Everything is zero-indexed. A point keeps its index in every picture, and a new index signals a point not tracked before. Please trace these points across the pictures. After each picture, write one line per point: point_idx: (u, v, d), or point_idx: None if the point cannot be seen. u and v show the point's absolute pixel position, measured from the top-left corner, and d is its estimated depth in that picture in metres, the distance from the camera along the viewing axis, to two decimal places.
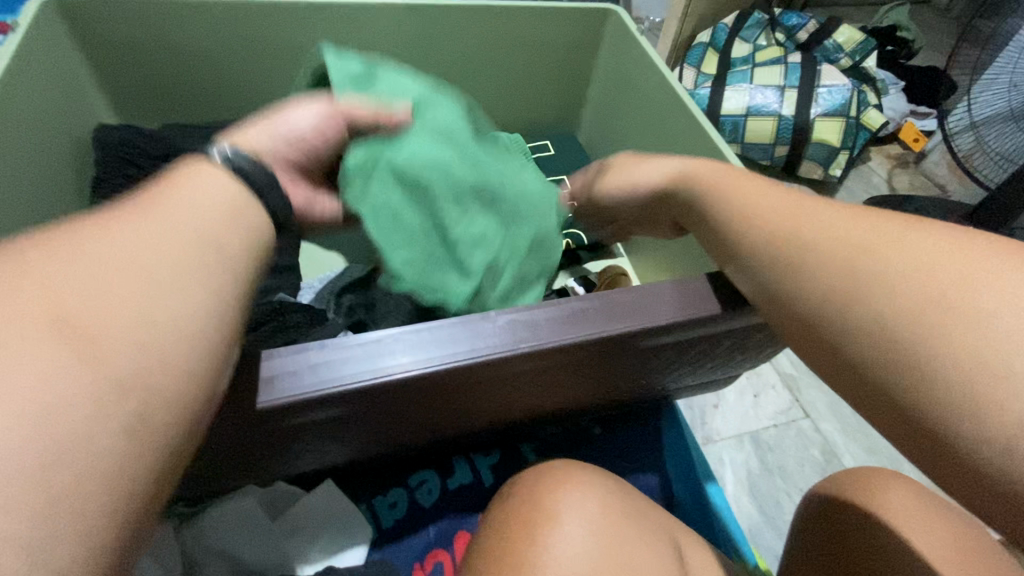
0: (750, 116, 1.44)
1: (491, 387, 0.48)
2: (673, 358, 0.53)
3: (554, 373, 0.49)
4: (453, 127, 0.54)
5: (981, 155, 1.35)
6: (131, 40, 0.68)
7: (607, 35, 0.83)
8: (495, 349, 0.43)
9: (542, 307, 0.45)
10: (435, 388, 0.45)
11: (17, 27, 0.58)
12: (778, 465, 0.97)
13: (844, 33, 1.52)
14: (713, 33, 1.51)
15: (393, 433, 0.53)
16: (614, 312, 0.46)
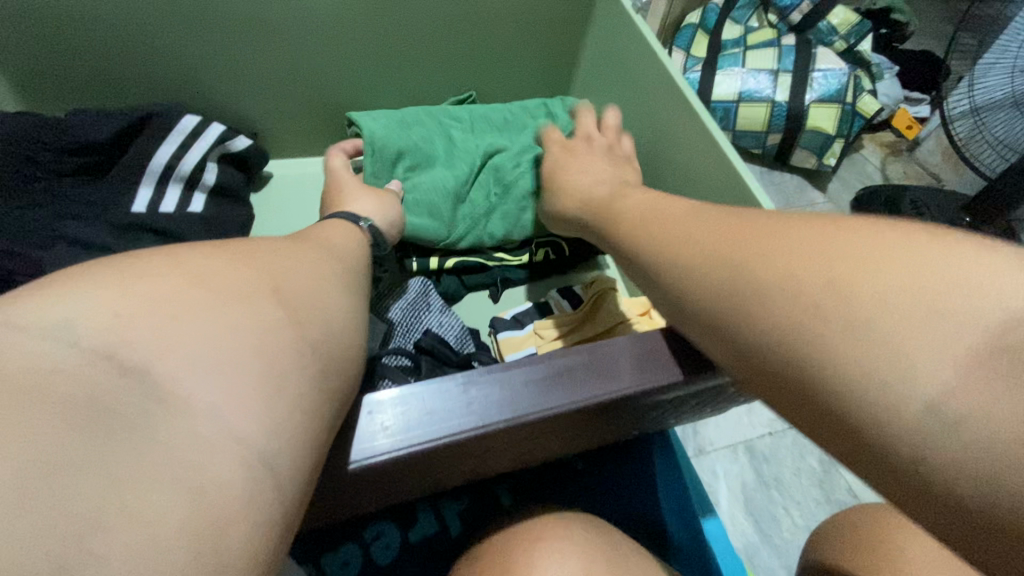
0: (741, 102, 1.37)
1: (466, 457, 0.41)
2: (673, 405, 0.47)
3: (538, 437, 0.43)
4: (451, 175, 0.72)
5: (981, 141, 1.29)
6: (30, 12, 0.58)
7: (594, 14, 0.75)
8: (472, 424, 0.36)
9: (523, 367, 0.39)
10: (401, 468, 0.38)
11: None
12: (774, 478, 0.91)
13: (838, 14, 1.45)
14: (703, 13, 1.38)
15: (344, 504, 0.44)
16: (602, 371, 0.39)
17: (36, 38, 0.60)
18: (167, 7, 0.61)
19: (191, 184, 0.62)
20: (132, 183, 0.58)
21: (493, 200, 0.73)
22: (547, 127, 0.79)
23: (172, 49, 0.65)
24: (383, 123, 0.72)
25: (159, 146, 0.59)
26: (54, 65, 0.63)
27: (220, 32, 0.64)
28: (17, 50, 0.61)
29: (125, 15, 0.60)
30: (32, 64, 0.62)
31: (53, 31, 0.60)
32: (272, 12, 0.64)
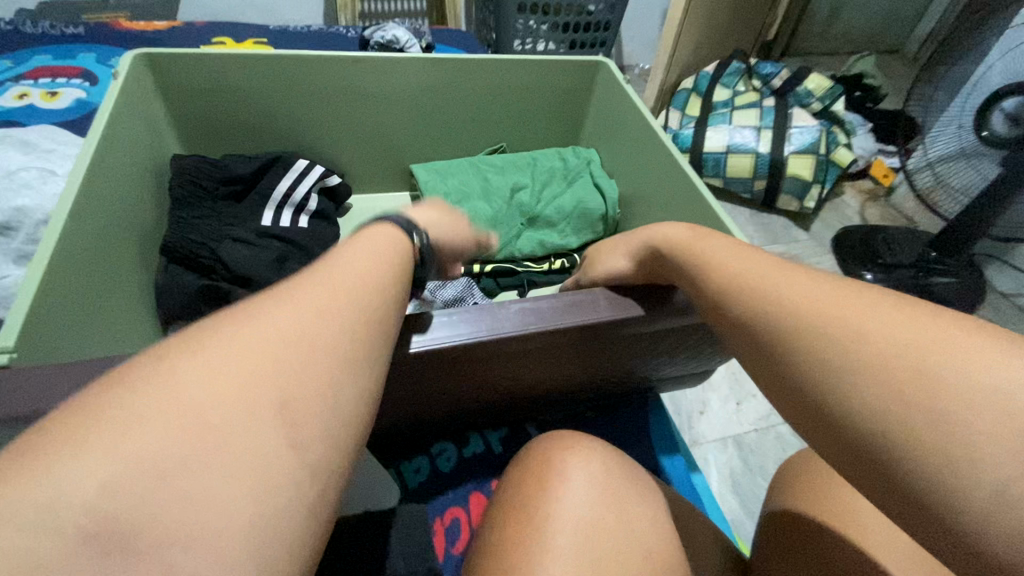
0: (729, 154, 1.59)
1: (502, 363, 0.58)
2: (653, 347, 0.64)
3: (554, 354, 0.60)
4: (489, 210, 0.94)
5: (943, 190, 1.49)
6: (204, 84, 0.83)
7: (600, 81, 0.97)
8: (507, 330, 0.54)
9: (543, 299, 0.56)
10: (458, 361, 0.55)
11: (116, 75, 0.72)
12: (759, 465, 1.05)
13: (813, 80, 1.67)
14: (695, 81, 1.70)
15: (422, 403, 0.62)
16: (601, 305, 0.57)
17: (205, 101, 0.85)
18: (287, 84, 0.85)
19: (299, 209, 0.84)
20: (261, 206, 0.81)
21: (520, 229, 0.95)
22: (562, 168, 1.00)
23: (289, 109, 0.88)
24: (433, 171, 0.96)
25: (280, 181, 0.82)
26: (213, 120, 0.87)
27: (323, 97, 0.88)
28: (194, 111, 0.85)
29: (263, 84, 0.84)
30: (201, 121, 0.86)
31: (218, 97, 0.84)
32: (360, 84, 0.87)
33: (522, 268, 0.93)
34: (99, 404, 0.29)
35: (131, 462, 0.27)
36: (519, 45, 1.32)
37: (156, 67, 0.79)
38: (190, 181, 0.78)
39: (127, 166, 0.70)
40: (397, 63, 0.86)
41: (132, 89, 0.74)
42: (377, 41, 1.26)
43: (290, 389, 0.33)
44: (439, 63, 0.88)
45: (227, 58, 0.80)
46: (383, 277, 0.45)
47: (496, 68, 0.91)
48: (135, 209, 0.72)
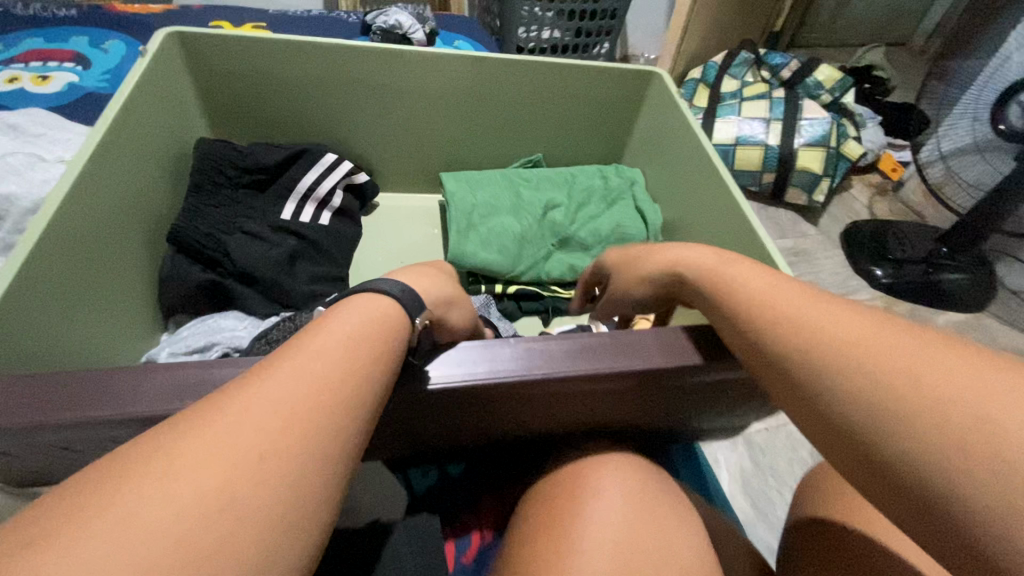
0: (738, 146, 1.56)
1: (517, 409, 0.51)
2: (700, 398, 0.56)
3: (577, 403, 0.52)
4: (520, 228, 0.86)
5: (953, 184, 1.47)
6: (228, 68, 0.79)
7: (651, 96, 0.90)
8: (516, 373, 0.47)
9: (561, 339, 0.49)
10: (464, 406, 0.49)
11: (146, 55, 0.69)
12: (768, 465, 1.03)
13: (824, 71, 1.65)
14: (704, 71, 1.67)
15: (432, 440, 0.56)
16: (628, 348, 0.49)
17: (228, 85, 0.81)
18: (309, 73, 0.81)
19: (321, 204, 0.81)
20: (282, 198, 0.77)
21: (551, 250, 0.87)
22: (602, 187, 0.92)
23: (290, 98, 0.84)
24: (462, 181, 0.90)
25: (305, 173, 0.79)
26: (231, 106, 0.83)
27: (323, 87, 0.83)
28: (221, 93, 0.82)
29: (266, 68, 0.80)
30: (224, 106, 0.83)
31: (243, 81, 0.81)
32: (362, 76, 0.82)
33: (548, 293, 0.87)
34: (117, 477, 0.29)
35: (162, 492, 0.28)
36: (524, 33, 1.28)
37: (188, 46, 0.76)
38: (214, 168, 0.74)
39: (143, 148, 0.67)
40: (401, 55, 0.80)
41: (161, 66, 0.72)
42: (379, 27, 1.21)
43: (271, 472, 0.31)
44: (443, 62, 0.82)
45: (253, 40, 0.76)
46: (385, 341, 0.41)
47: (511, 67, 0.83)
48: (151, 200, 0.69)
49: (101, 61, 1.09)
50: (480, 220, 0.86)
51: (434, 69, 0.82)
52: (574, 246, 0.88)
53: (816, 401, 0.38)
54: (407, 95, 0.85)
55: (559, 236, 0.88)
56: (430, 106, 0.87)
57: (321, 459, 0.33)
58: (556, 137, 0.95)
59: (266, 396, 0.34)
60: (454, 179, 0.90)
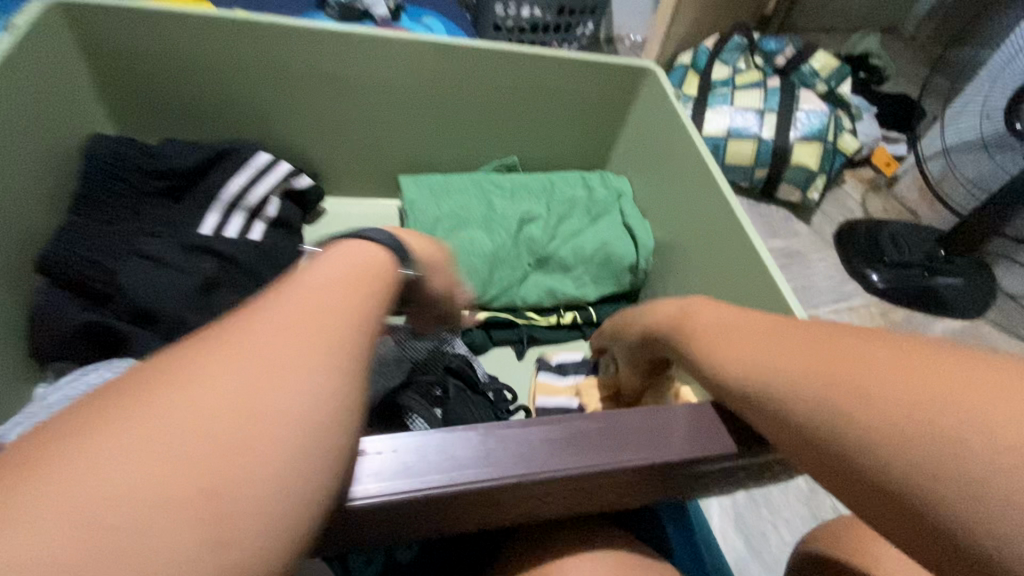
0: (730, 138, 1.44)
1: (486, 510, 0.42)
2: (698, 483, 0.47)
3: (560, 499, 0.43)
4: (490, 245, 0.75)
5: (953, 181, 1.36)
6: (127, 47, 0.65)
7: (640, 93, 0.78)
8: (489, 476, 0.38)
9: (541, 426, 0.40)
10: (421, 512, 0.39)
11: (6, 30, 0.55)
12: (762, 495, 0.95)
13: (820, 59, 1.55)
14: (694, 56, 1.54)
15: (377, 541, 0.45)
16: (621, 438, 0.41)
17: (127, 68, 0.67)
18: (233, 58, 0.67)
19: (253, 214, 0.69)
20: (203, 208, 0.66)
21: (527, 270, 0.76)
22: (586, 198, 0.81)
23: (211, 85, 0.70)
24: (426, 186, 0.78)
25: (229, 178, 0.67)
26: (136, 94, 0.69)
27: (252, 73, 0.69)
28: (119, 78, 0.67)
29: (179, 48, 0.66)
30: (127, 96, 0.69)
31: (148, 63, 0.66)
32: (297, 59, 0.68)
33: (522, 319, 0.76)
34: (81, 435, 0.24)
35: (138, 449, 0.24)
36: (500, 10, 1.14)
37: (73, 19, 0.62)
38: (110, 172, 0.63)
39: (6, 153, 0.54)
40: (342, 39, 0.67)
41: (34, 45, 0.57)
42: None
43: (223, 461, 0.26)
44: (393, 47, 0.68)
45: (158, 15, 0.62)
46: (360, 318, 0.35)
47: (475, 55, 0.71)
48: (11, 215, 0.55)
49: None
50: (445, 236, 0.75)
51: (388, 59, 0.69)
52: (552, 266, 0.77)
53: (861, 486, 0.31)
54: (357, 88, 0.72)
55: (536, 254, 0.77)
56: (384, 100, 0.74)
57: (287, 453, 0.27)
58: (531, 139, 0.83)
59: (224, 371, 0.28)
60: (415, 184, 0.78)
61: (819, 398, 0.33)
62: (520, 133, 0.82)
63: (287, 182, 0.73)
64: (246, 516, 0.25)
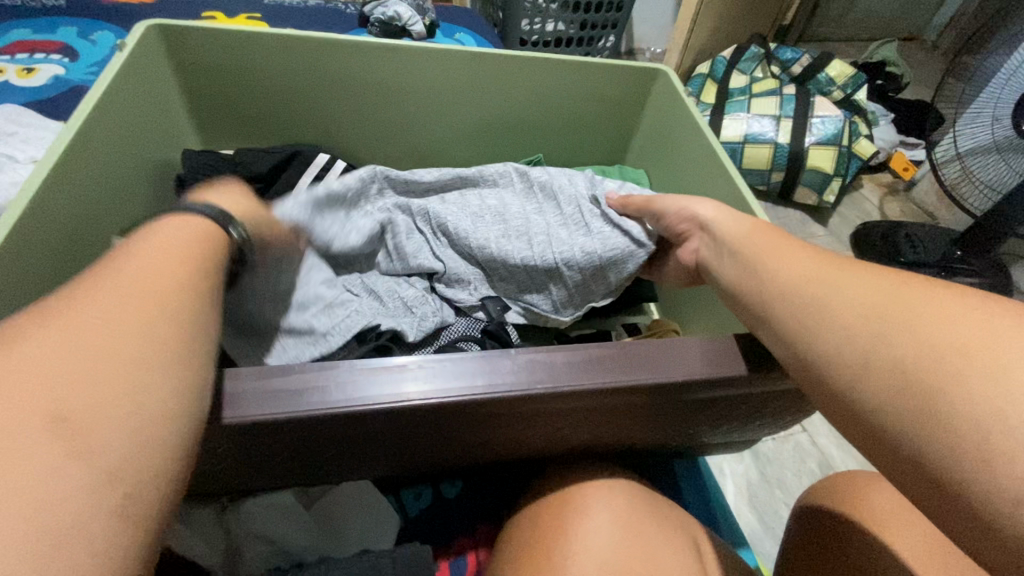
0: (747, 143, 1.48)
1: (513, 424, 0.45)
2: (720, 412, 0.51)
3: (582, 417, 0.46)
4: None
5: (969, 184, 1.39)
6: (211, 64, 0.75)
7: (656, 95, 0.86)
8: (512, 388, 0.40)
9: (561, 350, 0.43)
10: (447, 421, 0.42)
11: (124, 49, 0.66)
12: (777, 476, 1.00)
13: (836, 67, 1.58)
14: (712, 66, 1.60)
15: (418, 457, 0.50)
16: (634, 362, 0.43)
17: (210, 82, 0.77)
18: (300, 70, 0.77)
19: None
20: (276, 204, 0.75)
21: None
22: None
23: (277, 95, 0.80)
24: None
25: (299, 177, 0.77)
26: (215, 104, 0.80)
27: (313, 84, 0.79)
28: (204, 89, 0.78)
29: (254, 62, 0.76)
30: (209, 105, 0.80)
31: (227, 76, 0.77)
32: (351, 69, 0.78)
33: None
34: None
35: None
36: (527, 25, 1.23)
37: (171, 41, 0.72)
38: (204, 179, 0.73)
39: (117, 148, 0.64)
40: (391, 51, 0.76)
41: (143, 60, 0.68)
42: (378, 18, 1.16)
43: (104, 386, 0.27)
44: (435, 56, 0.78)
45: (247, 37, 0.73)
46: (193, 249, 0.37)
47: (509, 63, 0.79)
48: (121, 202, 0.65)
49: (90, 53, 1.04)
50: None
51: (434, 67, 0.79)
52: None
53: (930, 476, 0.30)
54: (403, 94, 0.81)
55: None
56: (427, 105, 0.83)
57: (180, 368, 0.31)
58: (558, 137, 0.91)
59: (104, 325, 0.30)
60: None
61: None
62: (546, 132, 0.90)
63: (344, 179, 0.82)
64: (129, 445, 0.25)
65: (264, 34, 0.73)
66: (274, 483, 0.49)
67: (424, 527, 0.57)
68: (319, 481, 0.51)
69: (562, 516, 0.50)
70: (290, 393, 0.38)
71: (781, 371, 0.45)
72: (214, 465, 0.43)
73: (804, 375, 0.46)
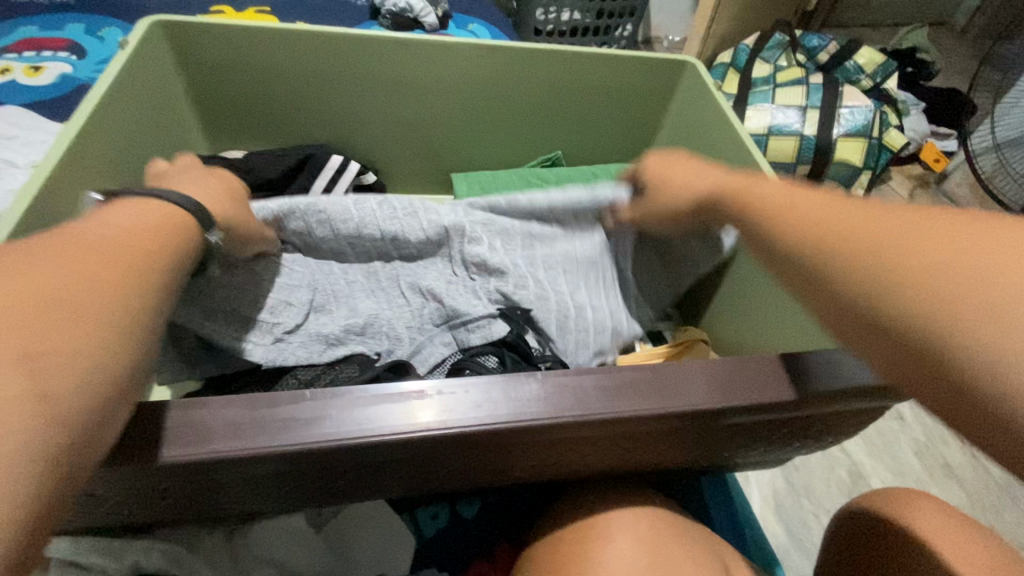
0: (771, 136, 1.39)
1: (537, 451, 0.42)
2: (758, 434, 0.47)
3: (611, 443, 0.43)
4: None
5: (1002, 176, 1.29)
6: (216, 60, 0.73)
7: (680, 87, 0.81)
8: (537, 416, 0.37)
9: (589, 372, 0.40)
10: (465, 450, 0.39)
11: (125, 45, 0.63)
12: (804, 486, 0.96)
13: (864, 54, 1.50)
14: (734, 54, 1.54)
15: (433, 481, 0.47)
16: (668, 386, 0.40)
17: (216, 79, 0.74)
18: (308, 66, 0.74)
19: None
20: None
21: None
22: None
23: (284, 91, 0.77)
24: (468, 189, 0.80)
25: (315, 181, 0.76)
26: (221, 102, 0.77)
27: (320, 80, 0.76)
28: (209, 87, 0.75)
29: (259, 57, 0.73)
30: (214, 102, 0.77)
31: (233, 73, 0.74)
32: (360, 63, 0.74)
33: None
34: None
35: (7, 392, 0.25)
36: (542, 16, 1.19)
37: (174, 35, 0.69)
38: None
39: (121, 149, 0.61)
40: (401, 44, 0.73)
41: (146, 57, 0.65)
42: (389, 9, 1.12)
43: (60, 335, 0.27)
44: (448, 48, 0.74)
45: (251, 31, 0.70)
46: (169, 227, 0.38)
47: (525, 55, 0.76)
48: None
49: (96, 50, 1.02)
50: None
51: (448, 62, 0.75)
52: None
53: None
54: (414, 89, 0.78)
55: None
56: (439, 100, 0.80)
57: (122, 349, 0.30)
58: (577, 133, 0.87)
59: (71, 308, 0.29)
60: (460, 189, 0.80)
61: (960, 412, 0.27)
62: (563, 126, 0.86)
63: (356, 179, 0.80)
64: None
65: (270, 29, 0.70)
66: (282, 507, 0.46)
67: (440, 550, 0.55)
68: (332, 504, 0.49)
69: (586, 543, 0.47)
70: (298, 425, 0.35)
71: (827, 393, 0.41)
72: (220, 492, 0.41)
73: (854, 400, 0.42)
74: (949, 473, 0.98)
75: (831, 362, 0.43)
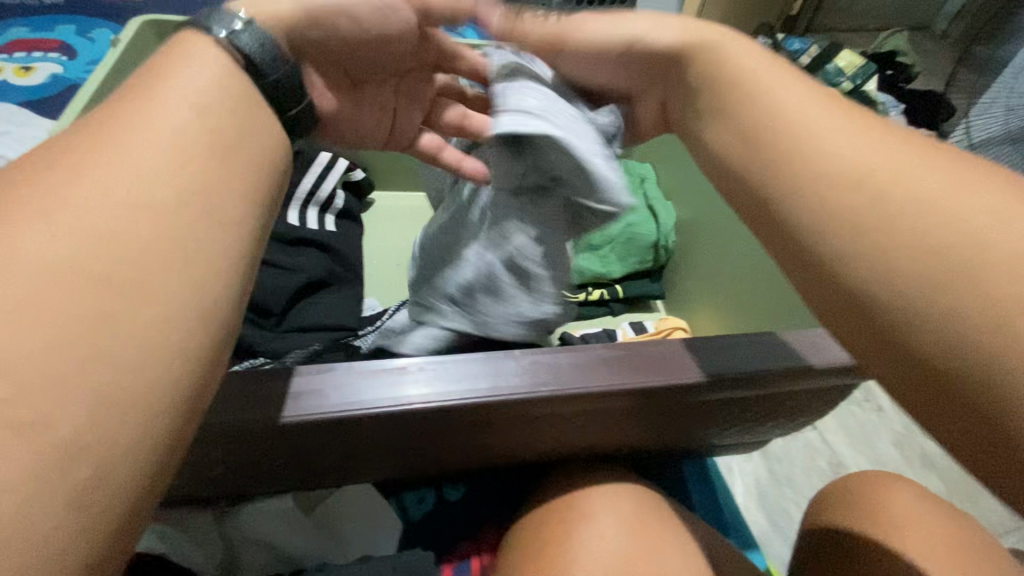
0: None
1: (518, 427, 0.43)
2: (730, 413, 0.49)
3: (589, 420, 0.44)
4: None
5: None
6: None
7: None
8: (516, 390, 0.39)
9: (566, 350, 0.41)
10: (447, 425, 0.41)
11: (117, 44, 0.65)
12: (786, 475, 0.98)
13: (845, 58, 1.52)
14: None
15: (419, 461, 0.49)
16: (641, 363, 0.42)
17: None
18: None
19: (323, 208, 0.73)
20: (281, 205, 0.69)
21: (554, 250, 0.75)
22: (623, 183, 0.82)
23: None
24: None
25: (303, 177, 0.71)
26: None
27: None
28: None
29: None
30: None
31: None
32: None
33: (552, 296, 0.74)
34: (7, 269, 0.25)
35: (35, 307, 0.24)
36: None
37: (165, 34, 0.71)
38: None
39: None
40: None
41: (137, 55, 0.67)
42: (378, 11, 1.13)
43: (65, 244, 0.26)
44: None
45: None
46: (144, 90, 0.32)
47: None
48: None
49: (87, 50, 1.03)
50: None
51: None
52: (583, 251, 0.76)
53: None
54: None
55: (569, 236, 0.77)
56: None
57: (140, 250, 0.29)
58: None
59: (86, 203, 0.27)
60: None
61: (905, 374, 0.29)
62: None
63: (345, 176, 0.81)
64: (104, 429, 0.24)
65: None
66: (272, 487, 0.48)
67: (426, 531, 0.56)
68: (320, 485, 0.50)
69: (567, 520, 0.49)
70: (286, 398, 0.36)
71: (793, 370, 0.43)
72: (207, 472, 0.42)
73: (818, 376, 0.44)
74: (927, 463, 1.00)
75: (796, 341, 0.45)
